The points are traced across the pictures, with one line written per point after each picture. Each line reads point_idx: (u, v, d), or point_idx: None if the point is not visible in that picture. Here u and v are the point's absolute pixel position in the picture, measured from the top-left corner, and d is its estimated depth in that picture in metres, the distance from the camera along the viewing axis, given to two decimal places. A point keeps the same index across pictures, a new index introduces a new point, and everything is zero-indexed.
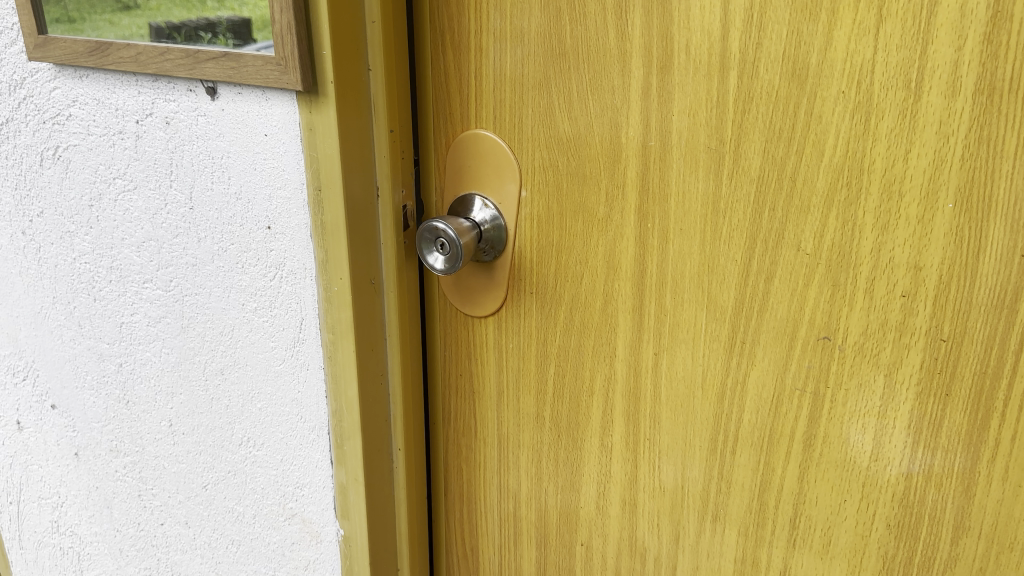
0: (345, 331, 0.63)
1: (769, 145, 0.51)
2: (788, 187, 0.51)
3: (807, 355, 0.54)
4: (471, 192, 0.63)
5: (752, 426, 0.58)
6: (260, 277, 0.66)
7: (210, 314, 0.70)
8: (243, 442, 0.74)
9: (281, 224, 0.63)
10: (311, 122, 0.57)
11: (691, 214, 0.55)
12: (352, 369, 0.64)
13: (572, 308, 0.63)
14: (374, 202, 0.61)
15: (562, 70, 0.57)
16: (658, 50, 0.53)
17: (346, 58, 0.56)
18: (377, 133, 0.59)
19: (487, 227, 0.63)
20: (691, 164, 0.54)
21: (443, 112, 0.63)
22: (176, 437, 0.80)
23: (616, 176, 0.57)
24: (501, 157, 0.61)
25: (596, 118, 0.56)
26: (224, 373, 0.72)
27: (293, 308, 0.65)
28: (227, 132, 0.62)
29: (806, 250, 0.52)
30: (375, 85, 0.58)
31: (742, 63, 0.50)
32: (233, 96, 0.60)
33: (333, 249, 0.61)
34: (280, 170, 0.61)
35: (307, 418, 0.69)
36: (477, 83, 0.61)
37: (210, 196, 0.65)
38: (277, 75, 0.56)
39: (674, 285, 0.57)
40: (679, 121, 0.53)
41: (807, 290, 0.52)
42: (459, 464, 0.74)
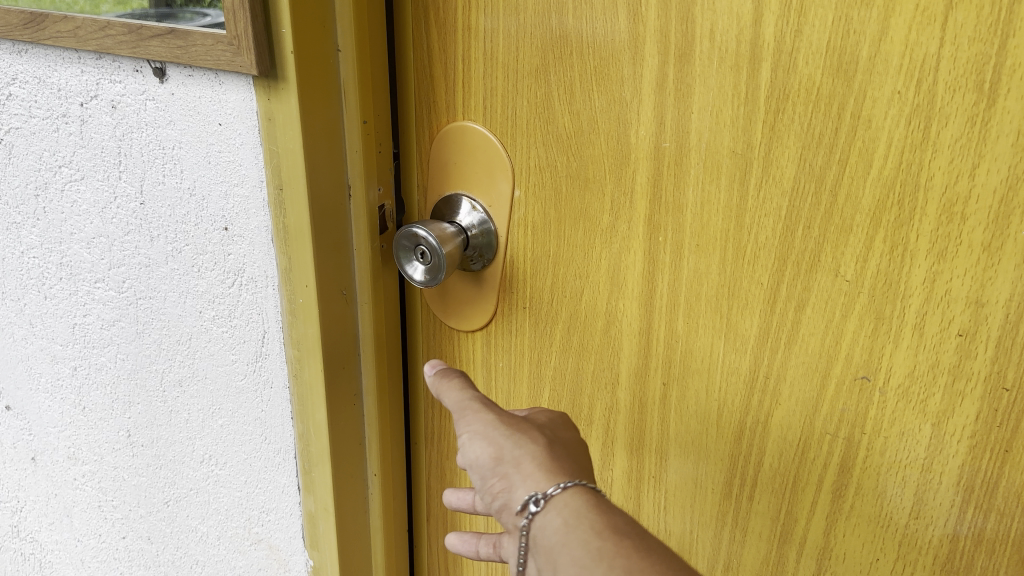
0: (312, 349, 0.55)
1: (807, 153, 0.42)
2: (827, 203, 0.43)
3: (842, 396, 0.46)
4: (458, 192, 0.55)
5: (773, 470, 0.50)
6: (217, 283, 0.58)
7: (166, 320, 0.63)
8: (205, 460, 0.67)
9: (240, 226, 0.55)
10: (270, 112, 0.49)
11: (710, 229, 0.47)
12: (320, 390, 0.56)
13: (570, 328, 0.55)
14: (345, 203, 0.54)
15: (563, 55, 0.48)
16: (676, 35, 0.44)
17: (309, 37, 0.47)
18: (347, 124, 0.52)
19: (474, 233, 0.55)
20: (711, 171, 0.46)
21: (425, 100, 0.55)
22: (135, 449, 0.73)
23: (624, 181, 0.49)
24: (491, 153, 0.53)
25: (601, 113, 0.48)
26: (182, 385, 0.65)
27: (254, 320, 0.58)
28: (177, 120, 0.54)
29: (847, 277, 0.44)
30: (345, 70, 0.50)
31: (777, 54, 0.42)
32: (183, 79, 0.52)
33: (297, 257, 0.53)
34: (237, 164, 0.53)
35: (271, 439, 0.62)
36: (466, 68, 0.53)
37: (162, 191, 0.57)
38: (229, 56, 0.48)
39: (688, 308, 0.50)
40: (699, 120, 0.45)
41: (844, 322, 0.44)
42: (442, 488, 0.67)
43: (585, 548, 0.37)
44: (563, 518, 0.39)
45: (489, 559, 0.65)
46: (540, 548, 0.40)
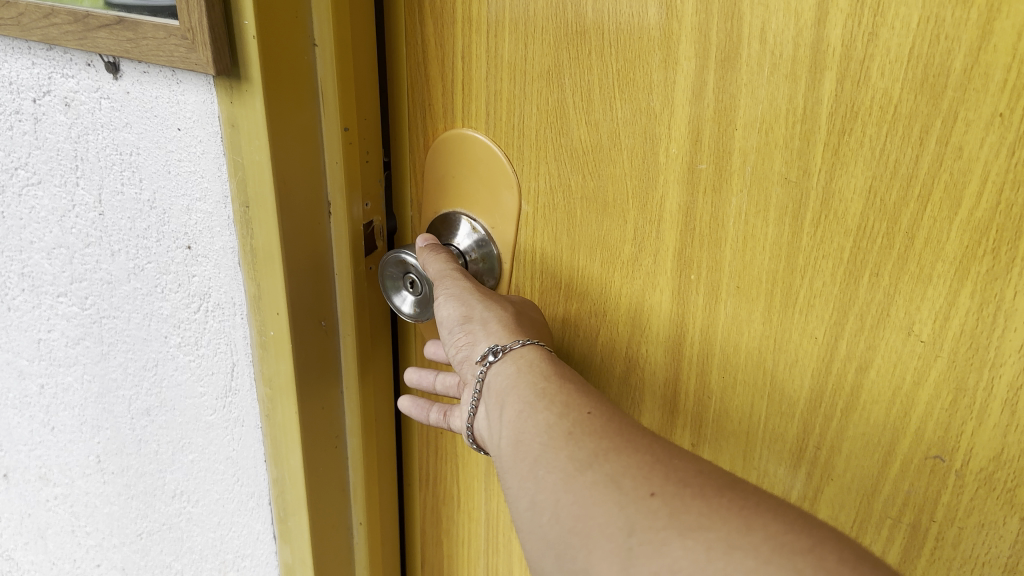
0: (284, 387, 0.48)
1: (877, 185, 0.34)
2: (902, 247, 0.34)
3: (908, 477, 0.38)
4: (456, 210, 0.48)
5: None
6: (182, 307, 0.51)
7: (131, 343, 0.56)
8: (176, 496, 0.61)
9: (203, 245, 0.48)
10: (234, 117, 0.42)
11: (754, 270, 0.39)
12: (294, 433, 0.49)
13: (583, 369, 0.48)
14: (325, 222, 0.46)
15: (579, 54, 0.40)
16: (717, 35, 0.36)
17: (279, 30, 0.40)
18: (326, 131, 0.44)
19: (473, 257, 0.48)
20: (758, 201, 0.38)
21: (421, 103, 0.47)
22: (105, 476, 0.66)
23: (649, 207, 0.41)
24: (495, 167, 0.46)
25: (625, 125, 0.40)
26: (151, 414, 0.58)
27: (223, 351, 0.51)
28: (134, 122, 0.46)
29: (921, 338, 0.35)
30: (323, 68, 0.42)
31: (845, 63, 0.33)
32: (138, 75, 0.45)
33: (267, 284, 0.45)
34: (199, 176, 0.45)
35: (244, 482, 0.55)
36: (466, 66, 0.45)
37: (121, 202, 0.50)
38: (183, 52, 0.40)
39: (724, 360, 0.42)
40: (744, 138, 0.37)
41: (916, 391, 0.36)
42: (438, 535, 0.59)
43: (530, 389, 0.37)
44: (516, 368, 0.39)
45: None
46: (489, 394, 0.40)
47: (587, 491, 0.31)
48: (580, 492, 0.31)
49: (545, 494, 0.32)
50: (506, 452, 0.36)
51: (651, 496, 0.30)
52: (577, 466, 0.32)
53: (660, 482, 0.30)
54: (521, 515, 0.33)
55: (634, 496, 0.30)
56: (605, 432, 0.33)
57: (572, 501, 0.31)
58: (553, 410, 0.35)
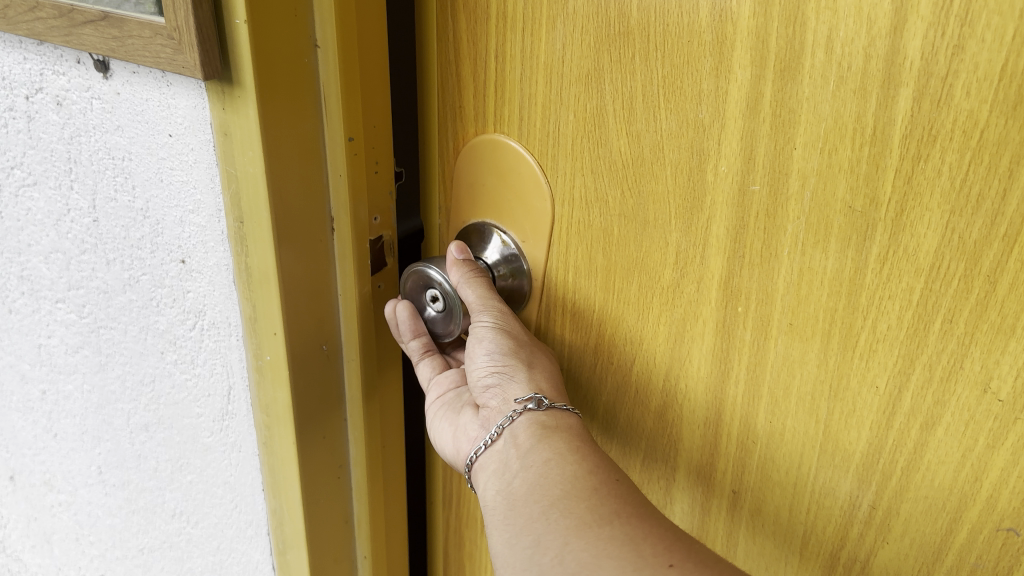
0: (281, 415, 0.46)
1: (955, 222, 0.30)
2: (983, 294, 0.30)
3: (975, 549, 0.34)
4: (486, 220, 0.44)
5: None
6: (177, 323, 0.49)
7: (128, 356, 0.53)
8: (175, 515, 0.59)
9: (197, 261, 0.45)
10: (226, 125, 0.38)
11: (810, 306, 0.34)
12: (291, 467, 0.47)
13: (617, 398, 0.44)
14: (328, 239, 0.43)
15: (622, 58, 0.36)
16: (777, 42, 0.32)
17: (272, 27, 0.36)
18: (329, 141, 0.40)
19: (501, 272, 0.44)
20: (817, 230, 0.33)
21: (452, 105, 0.44)
22: (107, 488, 0.63)
23: (694, 230, 0.37)
24: (527, 178, 0.42)
25: (671, 137, 0.36)
26: (149, 430, 0.56)
27: (219, 371, 0.49)
28: (126, 126, 0.43)
29: (999, 397, 0.31)
30: (325, 72, 0.38)
31: (924, 78, 0.29)
32: (128, 76, 0.42)
33: (263, 306, 0.43)
34: (191, 186, 0.43)
35: (243, 508, 0.54)
36: (500, 65, 0.41)
37: (115, 209, 0.47)
38: (169, 53, 0.37)
39: (773, 403, 0.37)
40: (804, 159, 0.33)
41: (990, 456, 0.32)
42: (461, 557, 0.57)
43: (564, 443, 0.38)
44: (554, 421, 0.39)
45: None
46: (510, 436, 0.39)
47: (601, 544, 0.33)
48: (594, 543, 0.33)
49: (553, 536, 0.34)
50: (519, 491, 0.37)
51: (669, 566, 0.32)
52: (595, 519, 0.34)
53: (679, 556, 0.32)
54: (518, 551, 0.35)
55: (653, 562, 0.32)
56: (628, 499, 0.35)
57: (582, 547, 0.33)
58: (583, 466, 0.36)
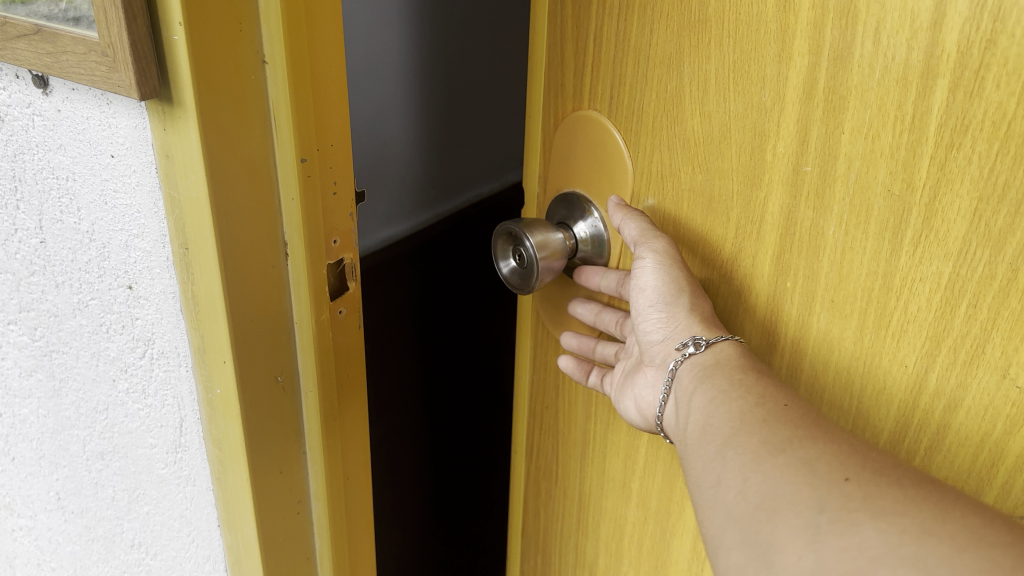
0: (235, 450, 0.46)
1: (983, 209, 0.31)
2: (1006, 279, 0.31)
3: None
4: (575, 190, 0.49)
5: None
6: (128, 351, 0.48)
7: (81, 383, 0.53)
8: (134, 545, 0.59)
9: (144, 287, 0.45)
10: (168, 146, 0.38)
11: (850, 285, 0.36)
12: (246, 504, 0.47)
13: None
14: (282, 264, 0.43)
15: (700, 43, 0.39)
16: (832, 32, 0.34)
17: (216, 44, 0.36)
18: (281, 161, 0.41)
19: (583, 240, 0.49)
20: (859, 210, 0.35)
21: (555, 82, 0.48)
22: (67, 514, 0.62)
23: (753, 206, 0.39)
24: (612, 152, 0.46)
25: (737, 118, 0.39)
26: (106, 459, 0.56)
27: (170, 404, 0.49)
28: (67, 143, 0.43)
29: (1017, 383, 0.32)
30: (274, 88, 0.39)
31: (959, 70, 0.31)
32: (68, 92, 0.41)
33: (211, 337, 0.42)
34: (135, 211, 0.42)
35: (201, 544, 0.54)
36: (597, 47, 0.45)
37: (61, 229, 0.47)
38: (103, 70, 0.36)
39: (815, 377, 0.39)
40: (851, 143, 0.35)
41: (1007, 442, 0.33)
42: (537, 507, 0.61)
43: (727, 379, 0.39)
44: (726, 353, 0.41)
45: None
46: (683, 382, 0.42)
47: (778, 473, 0.33)
48: (769, 474, 0.33)
49: (733, 474, 0.35)
50: (695, 435, 0.39)
51: (845, 480, 0.31)
52: (769, 450, 0.34)
53: (855, 470, 0.32)
54: (704, 493, 0.36)
55: (828, 480, 0.32)
56: (800, 421, 0.35)
57: (760, 480, 0.33)
58: (749, 399, 0.37)
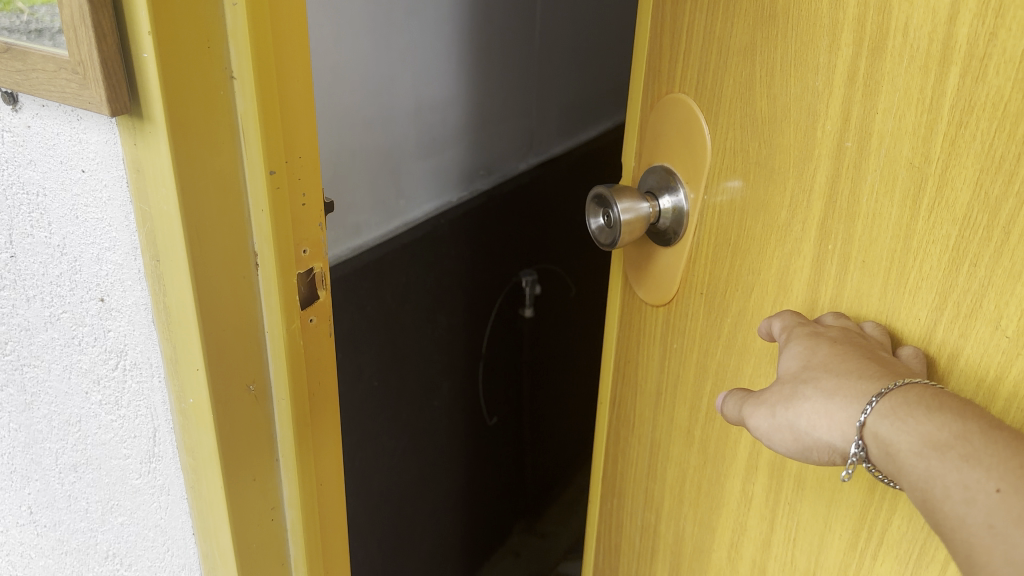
0: (210, 448, 0.54)
1: (984, 179, 0.36)
2: (1000, 241, 0.36)
3: None
4: (666, 165, 0.56)
5: (901, 534, 0.44)
6: (99, 362, 0.57)
7: (54, 396, 0.62)
8: (108, 556, 0.69)
9: (114, 300, 0.53)
10: (139, 163, 0.45)
11: (878, 247, 0.42)
12: (219, 490, 0.56)
13: (736, 324, 0.52)
14: (252, 273, 0.52)
15: (769, 37, 0.46)
16: (872, 25, 0.40)
17: (187, 75, 0.44)
18: (251, 174, 0.49)
19: (667, 211, 0.56)
20: (887, 179, 0.41)
21: (655, 69, 0.56)
22: (38, 528, 0.72)
23: (804, 177, 0.45)
24: (694, 130, 0.53)
25: (795, 100, 0.45)
26: (78, 470, 0.65)
27: (142, 410, 0.57)
28: (38, 161, 0.51)
29: (1007, 333, 0.37)
30: (243, 104, 0.47)
31: (968, 59, 0.36)
32: (37, 108, 0.49)
33: (182, 345, 0.51)
34: (109, 230, 0.50)
35: (176, 551, 0.63)
36: (688, 38, 0.52)
37: (32, 245, 0.55)
38: (75, 86, 0.43)
39: None
40: (883, 121, 0.40)
41: (998, 386, 0.38)
42: (616, 452, 0.69)
43: (919, 475, 0.35)
44: (887, 439, 0.37)
45: (643, 528, 0.67)
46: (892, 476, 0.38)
47: None
48: None
49: None
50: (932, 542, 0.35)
51: None
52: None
53: None
54: None
55: None
56: None
57: None
58: (958, 496, 0.34)
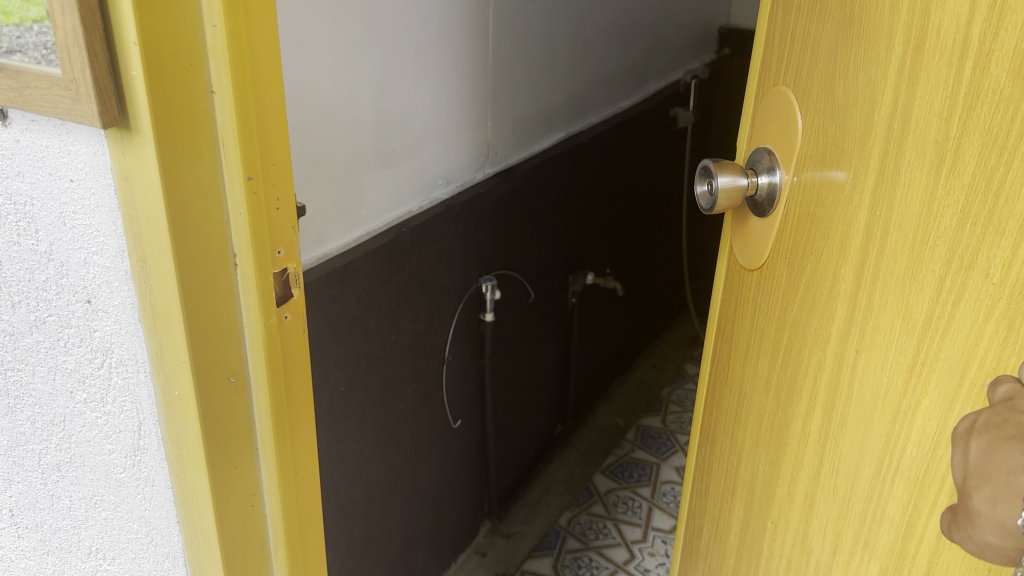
0: (193, 428, 0.78)
1: (985, 151, 0.46)
2: (992, 202, 0.45)
3: (973, 400, 0.48)
4: (767, 148, 0.69)
5: (912, 458, 0.53)
6: (89, 361, 0.81)
7: (37, 398, 0.86)
8: (90, 551, 0.95)
9: (100, 299, 0.76)
10: (127, 175, 0.67)
11: (909, 213, 0.52)
12: (198, 450, 0.79)
13: (808, 282, 0.63)
14: (229, 267, 0.75)
15: (847, 39, 0.58)
16: (919, 28, 0.51)
17: (173, 96, 0.65)
18: (230, 181, 0.72)
19: (762, 186, 0.68)
20: (922, 153, 0.51)
21: (769, 68, 0.70)
22: (20, 531, 0.98)
23: (863, 154, 0.56)
24: (788, 117, 0.65)
25: (862, 90, 0.56)
26: (59, 467, 0.90)
27: (123, 399, 0.81)
28: (38, 186, 0.73)
29: (993, 279, 0.46)
30: (222, 114, 0.69)
31: (977, 51, 0.46)
32: (30, 123, 0.70)
33: (167, 339, 0.74)
34: (98, 240, 0.73)
35: (155, 531, 0.89)
36: (794, 43, 0.65)
37: (24, 259, 0.78)
38: (69, 100, 0.63)
39: (883, 282, 0.55)
40: (919, 106, 0.51)
41: (986, 324, 0.46)
42: (716, 399, 0.81)
43: None
44: None
45: (730, 466, 0.78)
46: None
47: None
48: None
49: None
50: None
51: None
52: None
53: None
54: None
55: None
56: None
57: None
58: None
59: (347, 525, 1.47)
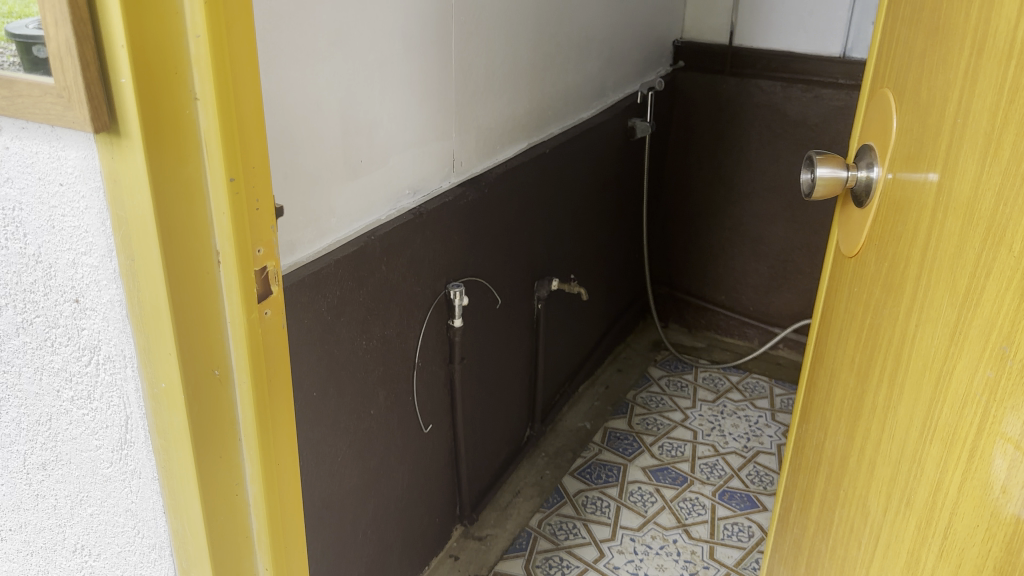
0: (178, 415, 0.84)
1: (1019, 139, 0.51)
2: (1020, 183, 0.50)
3: (989, 362, 0.53)
4: (872, 146, 0.77)
5: (948, 419, 0.59)
6: (75, 359, 0.88)
7: (25, 399, 0.93)
8: (76, 548, 1.02)
9: (88, 299, 0.83)
10: (116, 178, 0.74)
11: (961, 199, 0.58)
12: (183, 437, 0.85)
13: (890, 266, 0.70)
14: (215, 265, 0.80)
15: (935, 46, 0.66)
16: (982, 34, 0.58)
17: (159, 102, 0.71)
18: (215, 184, 0.77)
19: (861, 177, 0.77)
20: (976, 142, 0.57)
21: (884, 78, 0.79)
22: (8, 533, 1.06)
23: (935, 146, 0.63)
24: (890, 117, 0.74)
25: (939, 91, 0.64)
26: (45, 467, 0.97)
27: (110, 394, 0.88)
28: (29, 192, 0.80)
29: (1015, 251, 0.51)
30: (205, 122, 0.73)
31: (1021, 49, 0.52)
32: (22, 133, 0.77)
33: (154, 332, 0.80)
34: (85, 241, 0.80)
35: (140, 524, 0.95)
36: (903, 53, 0.74)
37: (15, 264, 0.85)
38: (62, 105, 0.69)
39: (940, 263, 0.61)
40: (977, 103, 0.58)
41: (1007, 293, 0.51)
42: (816, 379, 0.89)
43: None
44: None
45: (818, 437, 0.86)
46: None
47: None
48: None
49: None
50: None
51: None
52: None
53: None
54: None
55: None
56: None
57: None
58: None
59: (324, 523, 1.51)
